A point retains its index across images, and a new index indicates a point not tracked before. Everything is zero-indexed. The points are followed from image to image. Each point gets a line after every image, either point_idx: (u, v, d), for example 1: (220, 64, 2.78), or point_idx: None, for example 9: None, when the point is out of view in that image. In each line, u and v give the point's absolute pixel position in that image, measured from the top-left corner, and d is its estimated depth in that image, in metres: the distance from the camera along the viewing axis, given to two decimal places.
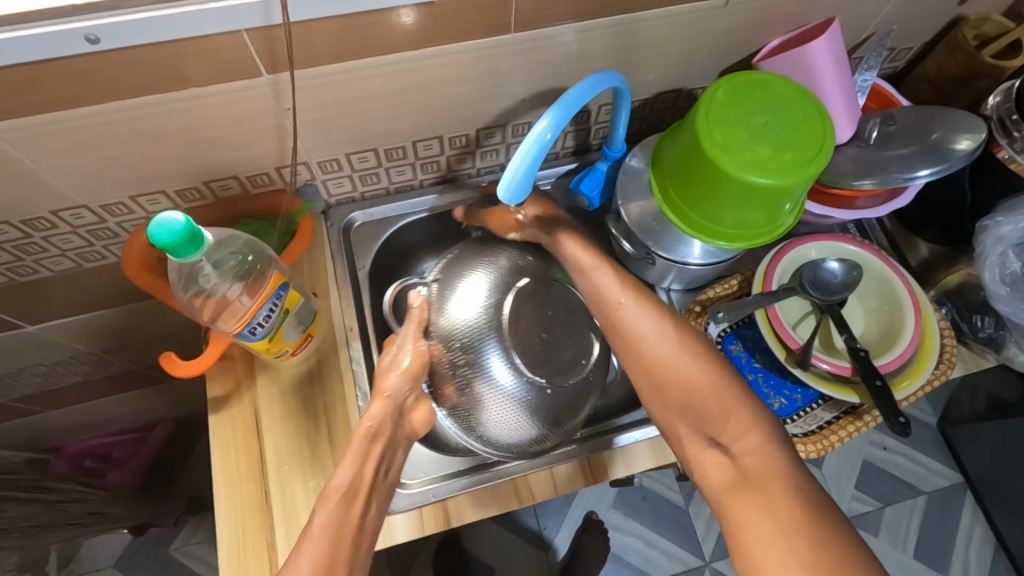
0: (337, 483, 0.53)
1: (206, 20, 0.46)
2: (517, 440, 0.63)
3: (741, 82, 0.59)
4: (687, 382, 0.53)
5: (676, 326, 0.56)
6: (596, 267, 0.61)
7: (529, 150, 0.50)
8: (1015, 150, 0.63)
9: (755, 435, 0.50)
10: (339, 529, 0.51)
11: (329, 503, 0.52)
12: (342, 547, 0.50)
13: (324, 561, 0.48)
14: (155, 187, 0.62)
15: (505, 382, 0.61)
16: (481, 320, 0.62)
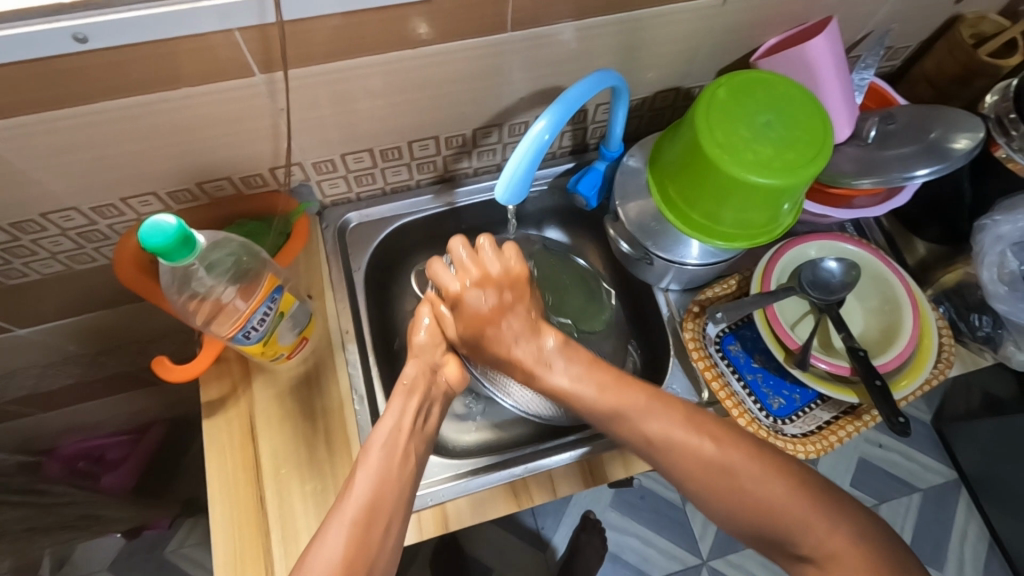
0: (380, 432, 0.52)
1: (198, 19, 0.45)
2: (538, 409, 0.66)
3: (742, 80, 0.58)
4: (753, 498, 0.49)
5: (714, 438, 0.51)
6: (629, 410, 0.53)
7: (527, 150, 0.50)
8: (1013, 149, 0.62)
9: (842, 536, 0.46)
10: (388, 477, 0.49)
11: (376, 450, 0.51)
12: (391, 492, 0.49)
13: (373, 505, 0.47)
14: (146, 188, 0.61)
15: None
16: None
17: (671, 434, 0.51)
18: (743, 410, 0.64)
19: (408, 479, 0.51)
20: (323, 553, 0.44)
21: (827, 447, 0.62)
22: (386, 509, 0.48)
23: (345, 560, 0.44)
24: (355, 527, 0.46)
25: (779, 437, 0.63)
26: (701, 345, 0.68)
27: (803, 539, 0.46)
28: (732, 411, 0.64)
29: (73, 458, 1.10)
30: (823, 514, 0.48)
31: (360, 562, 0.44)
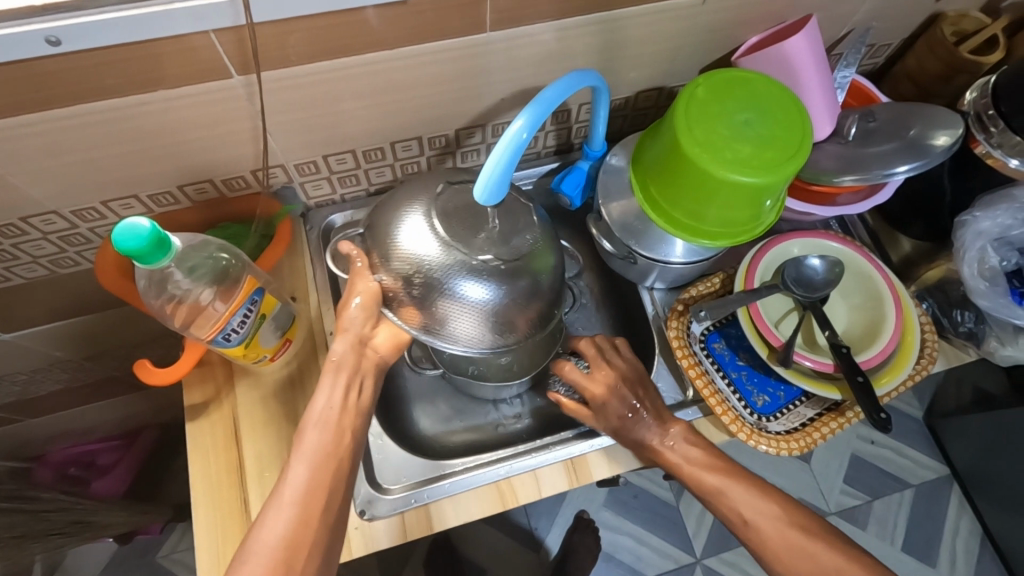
0: (315, 408, 0.52)
1: (174, 21, 0.45)
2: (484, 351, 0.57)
3: (722, 79, 0.59)
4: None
5: (803, 525, 0.54)
6: (730, 488, 0.57)
7: (505, 149, 0.49)
8: (992, 145, 0.62)
9: None
10: (328, 455, 0.51)
11: (314, 428, 0.52)
12: (328, 471, 0.50)
13: (312, 486, 0.49)
14: (127, 192, 0.61)
15: (474, 299, 0.54)
16: (435, 249, 0.53)
17: (756, 515, 0.55)
18: (728, 408, 0.64)
19: (348, 454, 0.52)
20: (267, 538, 0.47)
21: (810, 444, 0.62)
22: (325, 490, 0.49)
23: (287, 541, 0.47)
24: (294, 514, 0.48)
25: (763, 434, 0.63)
26: (686, 343, 0.68)
27: None
28: (715, 408, 0.63)
29: (63, 464, 1.09)
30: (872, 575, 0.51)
31: (304, 542, 0.47)
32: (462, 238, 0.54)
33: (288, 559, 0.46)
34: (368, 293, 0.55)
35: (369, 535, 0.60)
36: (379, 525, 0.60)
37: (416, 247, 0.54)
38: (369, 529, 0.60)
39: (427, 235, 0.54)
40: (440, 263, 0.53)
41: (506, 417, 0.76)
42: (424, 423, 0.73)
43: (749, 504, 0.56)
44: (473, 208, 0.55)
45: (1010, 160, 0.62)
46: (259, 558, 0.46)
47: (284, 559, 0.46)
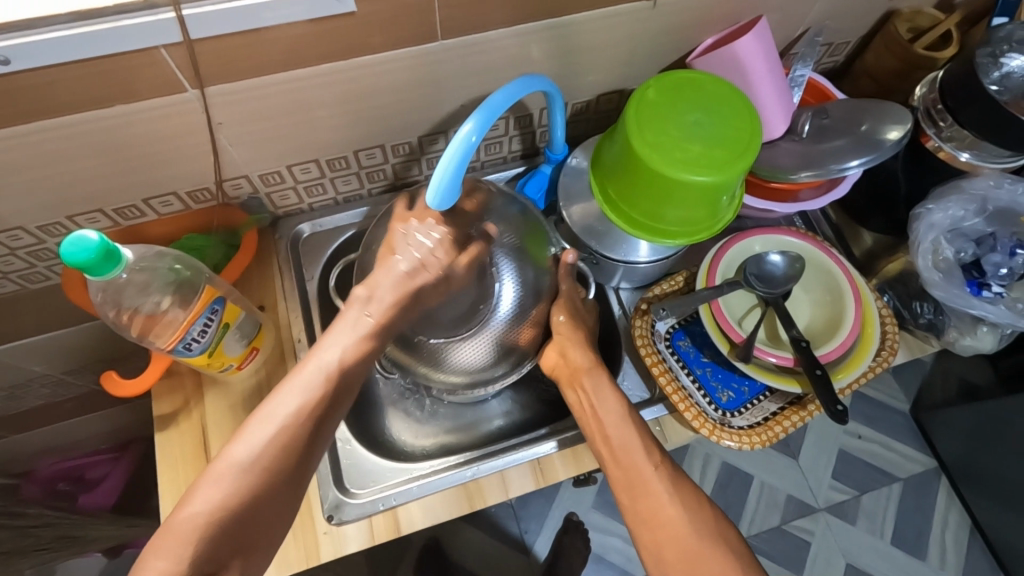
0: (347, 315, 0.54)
1: (122, 38, 0.46)
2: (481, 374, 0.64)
3: (672, 81, 0.60)
4: (668, 505, 0.54)
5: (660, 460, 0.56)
6: (617, 418, 0.58)
7: (454, 154, 0.51)
8: (942, 139, 0.64)
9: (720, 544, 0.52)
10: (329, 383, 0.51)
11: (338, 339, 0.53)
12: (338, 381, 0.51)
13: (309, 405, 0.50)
14: (92, 206, 0.62)
15: (507, 308, 0.62)
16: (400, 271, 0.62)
17: (649, 480, 0.55)
18: (691, 404, 0.64)
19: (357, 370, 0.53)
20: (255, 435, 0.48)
21: (772, 438, 0.63)
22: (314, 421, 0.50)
23: (263, 453, 0.48)
24: (230, 499, 0.46)
25: (726, 429, 0.64)
26: (650, 341, 0.68)
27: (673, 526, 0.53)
28: (678, 405, 0.64)
29: (51, 479, 1.09)
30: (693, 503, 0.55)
31: (233, 519, 0.46)
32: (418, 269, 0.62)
33: (255, 473, 0.47)
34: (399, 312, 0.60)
35: (338, 539, 0.60)
36: (348, 529, 0.61)
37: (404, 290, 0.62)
38: (338, 533, 0.61)
39: (394, 315, 0.62)
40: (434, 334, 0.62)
41: (479, 419, 0.76)
42: (398, 428, 0.74)
43: (668, 510, 0.54)
44: None
45: (961, 152, 0.64)
46: (230, 468, 0.47)
47: (256, 469, 0.47)
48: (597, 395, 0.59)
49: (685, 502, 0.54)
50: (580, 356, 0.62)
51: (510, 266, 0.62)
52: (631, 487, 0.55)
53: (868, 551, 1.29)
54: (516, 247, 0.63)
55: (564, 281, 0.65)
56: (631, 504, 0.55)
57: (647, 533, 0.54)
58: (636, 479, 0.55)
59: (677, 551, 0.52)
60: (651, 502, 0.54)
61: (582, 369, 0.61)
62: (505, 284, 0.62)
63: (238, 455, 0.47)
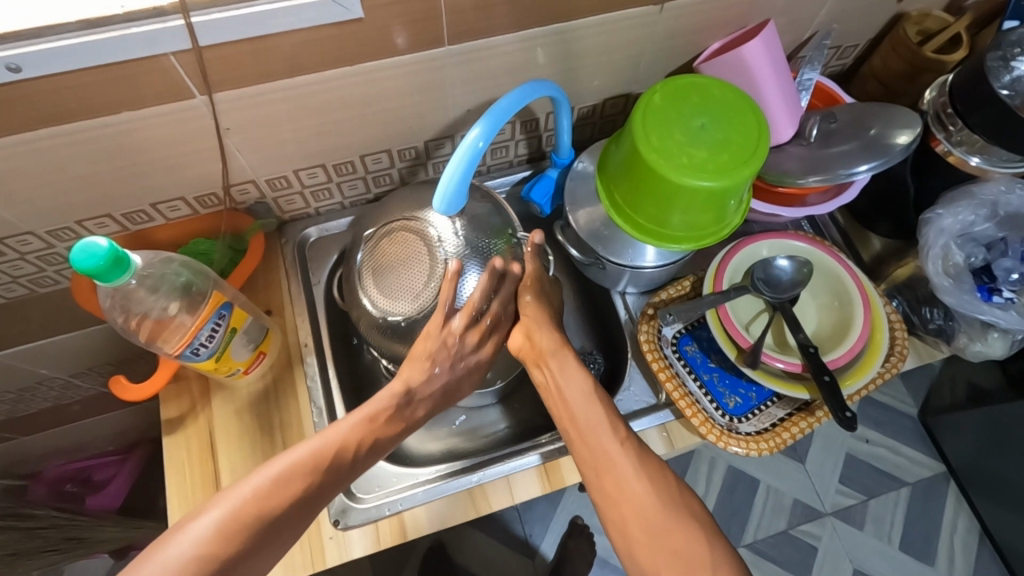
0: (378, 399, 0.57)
1: (130, 45, 0.47)
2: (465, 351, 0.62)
3: (677, 86, 0.59)
4: (632, 484, 0.53)
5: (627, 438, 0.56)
6: (578, 393, 0.58)
7: (460, 159, 0.50)
8: (952, 143, 0.64)
9: (690, 519, 0.52)
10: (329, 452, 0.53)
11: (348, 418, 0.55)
12: (337, 450, 0.53)
13: (303, 479, 0.51)
14: (101, 211, 0.62)
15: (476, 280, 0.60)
16: (373, 257, 0.61)
17: (614, 459, 0.54)
18: (698, 410, 0.64)
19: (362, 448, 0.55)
20: (249, 484, 0.50)
21: (780, 444, 0.63)
22: (304, 491, 0.51)
23: (244, 505, 0.48)
24: (198, 548, 0.46)
25: (734, 435, 0.63)
26: (657, 346, 0.68)
27: (642, 506, 0.52)
28: (686, 411, 0.63)
29: (58, 480, 1.10)
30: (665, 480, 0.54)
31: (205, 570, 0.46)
32: (389, 253, 0.60)
33: (239, 524, 0.48)
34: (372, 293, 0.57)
35: (343, 544, 0.61)
36: (354, 533, 0.61)
37: (377, 275, 0.60)
38: (344, 538, 0.61)
39: (369, 294, 0.60)
40: (395, 310, 0.59)
41: (484, 424, 0.77)
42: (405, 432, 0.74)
43: (637, 489, 0.53)
44: (404, 253, 0.59)
45: (971, 157, 0.63)
46: (203, 525, 0.47)
47: (234, 529, 0.47)
48: (563, 374, 0.59)
49: (659, 488, 0.53)
50: (546, 337, 0.61)
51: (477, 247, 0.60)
52: (597, 466, 0.54)
53: (876, 556, 1.28)
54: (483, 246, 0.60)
55: (532, 260, 0.62)
56: (598, 481, 0.54)
57: (613, 512, 0.53)
58: (601, 458, 0.55)
59: (644, 528, 0.52)
60: (617, 480, 0.53)
61: (547, 351, 0.60)
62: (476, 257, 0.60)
63: (220, 510, 0.48)
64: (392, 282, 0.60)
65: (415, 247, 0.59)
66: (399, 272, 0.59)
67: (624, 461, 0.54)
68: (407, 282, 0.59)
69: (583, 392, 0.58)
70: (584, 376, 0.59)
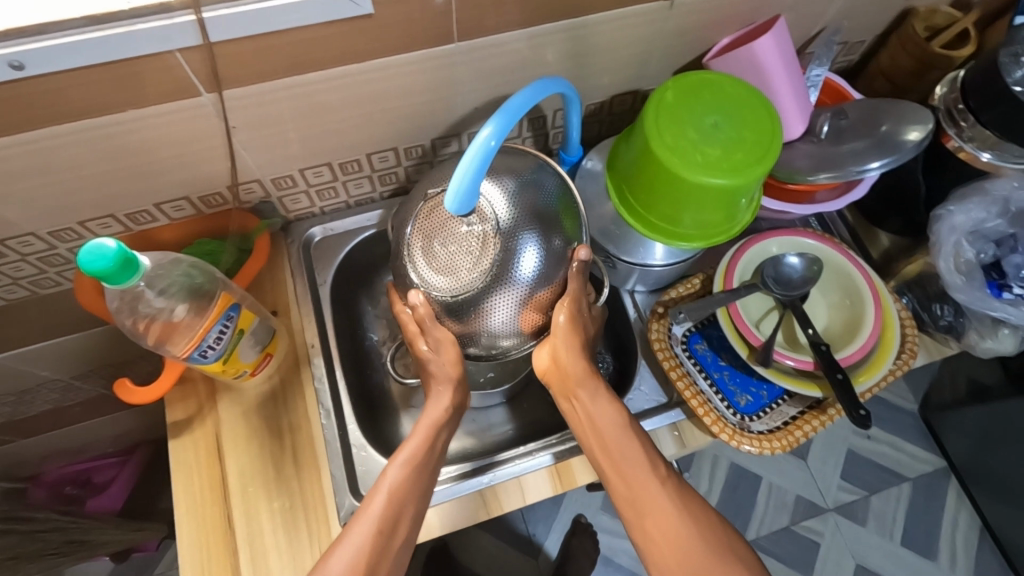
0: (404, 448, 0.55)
1: (137, 42, 0.46)
2: (501, 339, 0.57)
3: (689, 83, 0.59)
4: (670, 524, 0.52)
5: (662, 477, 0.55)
6: (609, 430, 0.56)
7: (474, 158, 0.49)
8: (963, 139, 0.64)
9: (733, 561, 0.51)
10: (387, 517, 0.52)
11: (390, 474, 0.54)
12: (397, 515, 0.52)
13: (374, 545, 0.50)
14: (104, 211, 0.61)
15: (527, 274, 0.54)
16: (427, 217, 0.55)
17: (649, 495, 0.53)
18: (710, 409, 0.63)
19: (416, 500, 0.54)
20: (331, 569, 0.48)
21: (792, 442, 0.62)
22: (382, 559, 0.50)
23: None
24: None
25: (746, 434, 0.63)
26: (667, 345, 0.67)
27: (684, 552, 0.51)
28: (697, 410, 0.63)
29: (57, 483, 1.08)
30: (700, 518, 0.53)
31: None
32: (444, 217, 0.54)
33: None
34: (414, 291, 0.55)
35: None
36: None
37: (427, 239, 0.54)
38: None
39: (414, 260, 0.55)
40: (433, 285, 0.54)
41: (493, 424, 0.76)
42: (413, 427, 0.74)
43: (676, 528, 0.52)
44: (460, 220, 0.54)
45: (982, 153, 0.63)
46: None
47: None
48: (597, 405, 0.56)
49: (699, 521, 0.53)
50: (575, 363, 0.57)
51: (533, 240, 0.54)
52: (635, 503, 0.54)
53: (879, 552, 1.29)
54: (540, 231, 0.55)
55: (573, 278, 0.57)
56: (637, 514, 0.54)
57: (653, 551, 0.53)
58: (640, 495, 0.54)
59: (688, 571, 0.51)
60: (658, 521, 0.53)
61: (575, 379, 0.57)
62: (531, 247, 0.54)
63: None
64: (440, 250, 0.54)
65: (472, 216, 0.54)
66: (451, 239, 0.54)
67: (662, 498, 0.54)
68: (455, 255, 0.54)
69: (613, 427, 0.56)
70: (615, 405, 0.57)
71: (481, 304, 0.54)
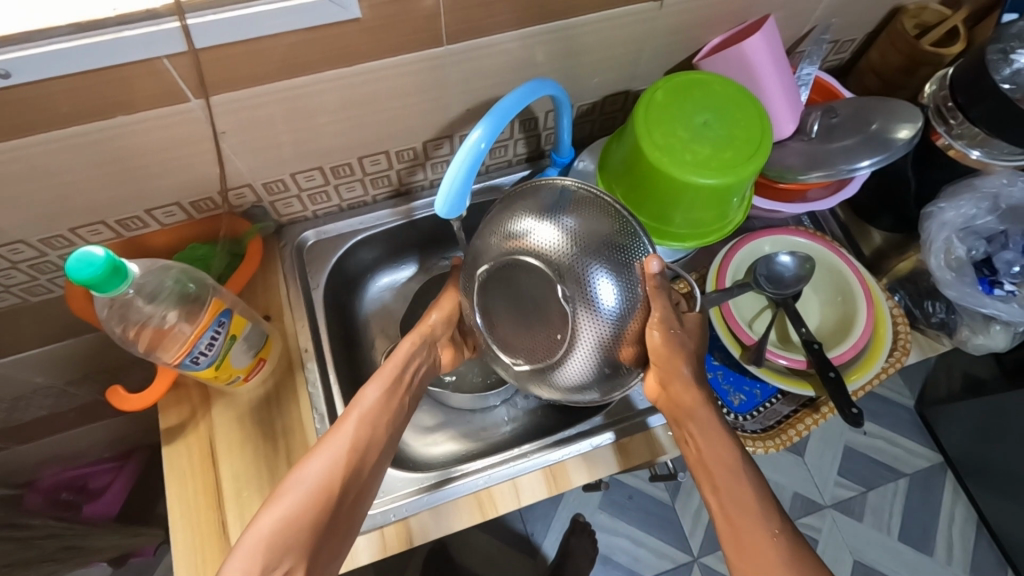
0: (378, 377, 0.60)
1: (124, 48, 0.45)
2: (600, 384, 0.56)
3: (679, 82, 0.59)
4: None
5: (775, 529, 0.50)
6: (720, 464, 0.54)
7: (463, 160, 0.50)
8: (953, 137, 0.64)
9: None
10: (364, 437, 0.56)
11: (367, 402, 0.58)
12: (372, 432, 0.56)
13: (350, 460, 0.54)
14: (95, 217, 0.61)
15: (607, 306, 0.52)
16: (489, 293, 0.56)
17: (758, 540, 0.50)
18: None
19: (388, 424, 0.58)
20: (307, 477, 0.51)
21: (785, 442, 0.62)
22: (358, 475, 0.54)
23: (313, 496, 0.51)
24: (260, 541, 0.48)
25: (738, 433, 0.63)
26: None
27: None
28: None
29: (54, 490, 1.08)
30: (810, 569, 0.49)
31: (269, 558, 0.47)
32: (507, 288, 0.55)
33: (322, 506, 0.51)
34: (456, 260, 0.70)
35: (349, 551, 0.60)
36: (359, 541, 0.60)
37: (495, 314, 0.56)
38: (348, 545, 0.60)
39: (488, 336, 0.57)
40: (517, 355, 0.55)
41: (489, 425, 0.77)
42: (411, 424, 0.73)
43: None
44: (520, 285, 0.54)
45: (971, 151, 0.63)
46: (257, 532, 0.48)
47: (294, 525, 0.49)
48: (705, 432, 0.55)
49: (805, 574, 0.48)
50: (683, 393, 0.56)
51: (606, 270, 0.52)
52: (739, 545, 0.50)
53: (876, 547, 1.29)
54: (605, 256, 0.52)
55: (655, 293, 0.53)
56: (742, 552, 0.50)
57: None
58: (746, 539, 0.50)
59: None
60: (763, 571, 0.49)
61: (686, 408, 0.56)
62: (607, 277, 0.52)
63: (275, 514, 0.49)
64: (510, 321, 0.55)
65: (530, 275, 0.54)
66: (518, 306, 0.55)
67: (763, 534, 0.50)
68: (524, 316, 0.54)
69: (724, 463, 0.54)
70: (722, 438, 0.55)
71: (568, 356, 0.53)
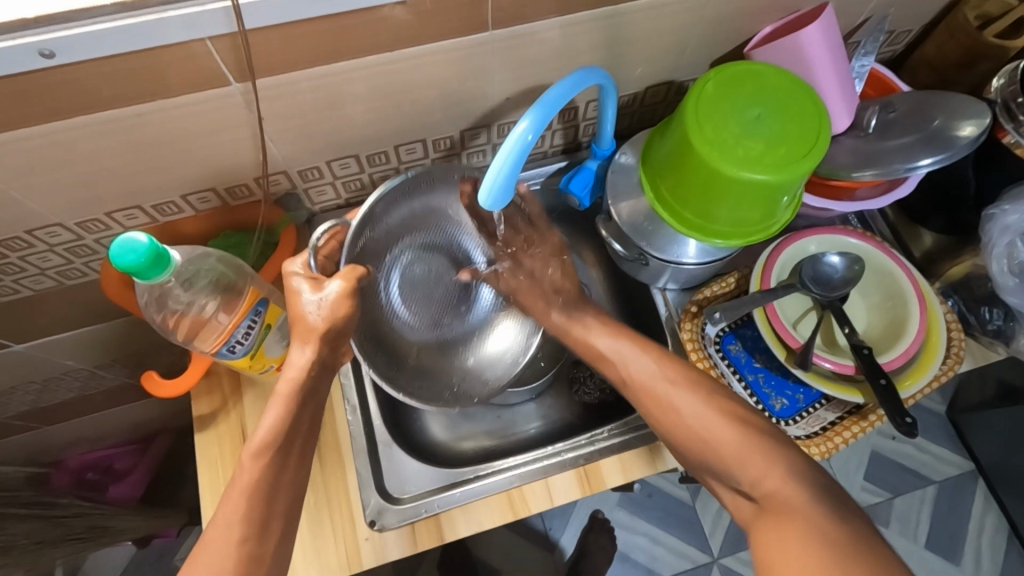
0: (261, 435, 0.48)
1: (168, 30, 0.44)
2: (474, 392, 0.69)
3: (732, 73, 0.56)
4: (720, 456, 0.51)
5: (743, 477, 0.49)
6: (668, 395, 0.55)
7: (509, 153, 0.48)
8: (1021, 134, 0.60)
9: (778, 476, 0.48)
10: (257, 495, 0.46)
11: (258, 444, 0.48)
12: (275, 473, 0.48)
13: (241, 554, 0.44)
14: (131, 202, 0.60)
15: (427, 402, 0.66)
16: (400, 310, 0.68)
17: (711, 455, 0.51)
18: None
19: (286, 483, 0.48)
20: (214, 545, 0.44)
21: (831, 449, 0.60)
22: (259, 547, 0.45)
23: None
24: None
25: None
26: (700, 346, 0.66)
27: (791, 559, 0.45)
28: None
29: (79, 469, 1.09)
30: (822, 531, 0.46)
31: None
32: (427, 262, 0.69)
33: None
34: (305, 265, 0.55)
35: (378, 546, 0.59)
36: (388, 536, 0.60)
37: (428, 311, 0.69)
38: (379, 539, 0.60)
39: (439, 309, 0.70)
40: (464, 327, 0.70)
41: (518, 422, 0.76)
42: (395, 298, 0.67)
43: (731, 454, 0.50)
44: (423, 266, 0.69)
45: None
46: None
47: None
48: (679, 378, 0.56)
49: None
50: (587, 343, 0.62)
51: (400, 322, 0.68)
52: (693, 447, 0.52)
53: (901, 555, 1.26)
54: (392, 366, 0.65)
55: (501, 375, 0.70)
56: (758, 505, 0.48)
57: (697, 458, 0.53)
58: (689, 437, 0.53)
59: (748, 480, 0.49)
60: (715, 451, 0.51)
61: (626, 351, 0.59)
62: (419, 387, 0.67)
63: None
64: (438, 308, 0.70)
65: (418, 265, 0.69)
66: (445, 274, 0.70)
67: (774, 480, 0.48)
68: (439, 279, 0.70)
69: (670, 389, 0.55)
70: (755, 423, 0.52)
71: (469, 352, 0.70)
